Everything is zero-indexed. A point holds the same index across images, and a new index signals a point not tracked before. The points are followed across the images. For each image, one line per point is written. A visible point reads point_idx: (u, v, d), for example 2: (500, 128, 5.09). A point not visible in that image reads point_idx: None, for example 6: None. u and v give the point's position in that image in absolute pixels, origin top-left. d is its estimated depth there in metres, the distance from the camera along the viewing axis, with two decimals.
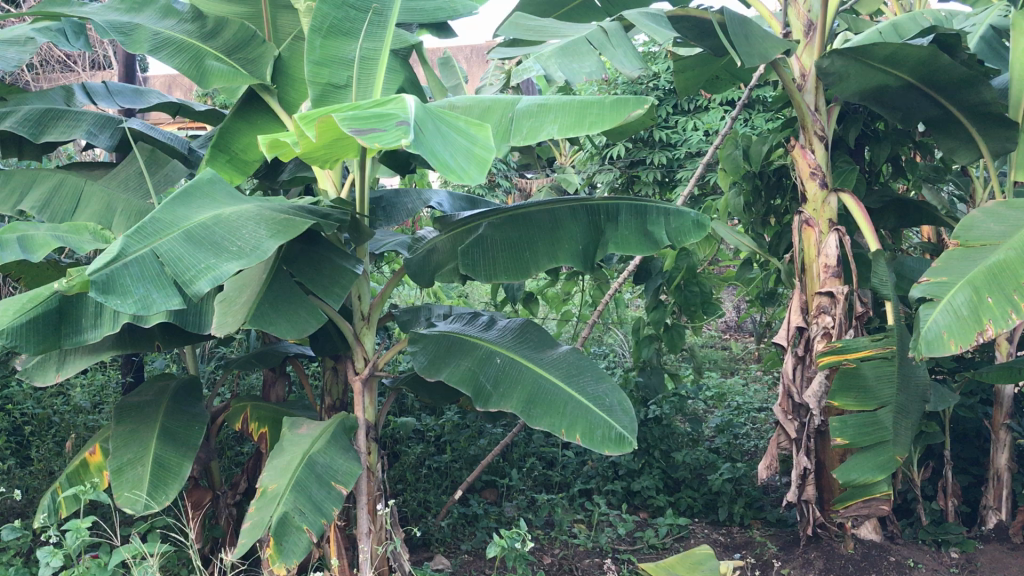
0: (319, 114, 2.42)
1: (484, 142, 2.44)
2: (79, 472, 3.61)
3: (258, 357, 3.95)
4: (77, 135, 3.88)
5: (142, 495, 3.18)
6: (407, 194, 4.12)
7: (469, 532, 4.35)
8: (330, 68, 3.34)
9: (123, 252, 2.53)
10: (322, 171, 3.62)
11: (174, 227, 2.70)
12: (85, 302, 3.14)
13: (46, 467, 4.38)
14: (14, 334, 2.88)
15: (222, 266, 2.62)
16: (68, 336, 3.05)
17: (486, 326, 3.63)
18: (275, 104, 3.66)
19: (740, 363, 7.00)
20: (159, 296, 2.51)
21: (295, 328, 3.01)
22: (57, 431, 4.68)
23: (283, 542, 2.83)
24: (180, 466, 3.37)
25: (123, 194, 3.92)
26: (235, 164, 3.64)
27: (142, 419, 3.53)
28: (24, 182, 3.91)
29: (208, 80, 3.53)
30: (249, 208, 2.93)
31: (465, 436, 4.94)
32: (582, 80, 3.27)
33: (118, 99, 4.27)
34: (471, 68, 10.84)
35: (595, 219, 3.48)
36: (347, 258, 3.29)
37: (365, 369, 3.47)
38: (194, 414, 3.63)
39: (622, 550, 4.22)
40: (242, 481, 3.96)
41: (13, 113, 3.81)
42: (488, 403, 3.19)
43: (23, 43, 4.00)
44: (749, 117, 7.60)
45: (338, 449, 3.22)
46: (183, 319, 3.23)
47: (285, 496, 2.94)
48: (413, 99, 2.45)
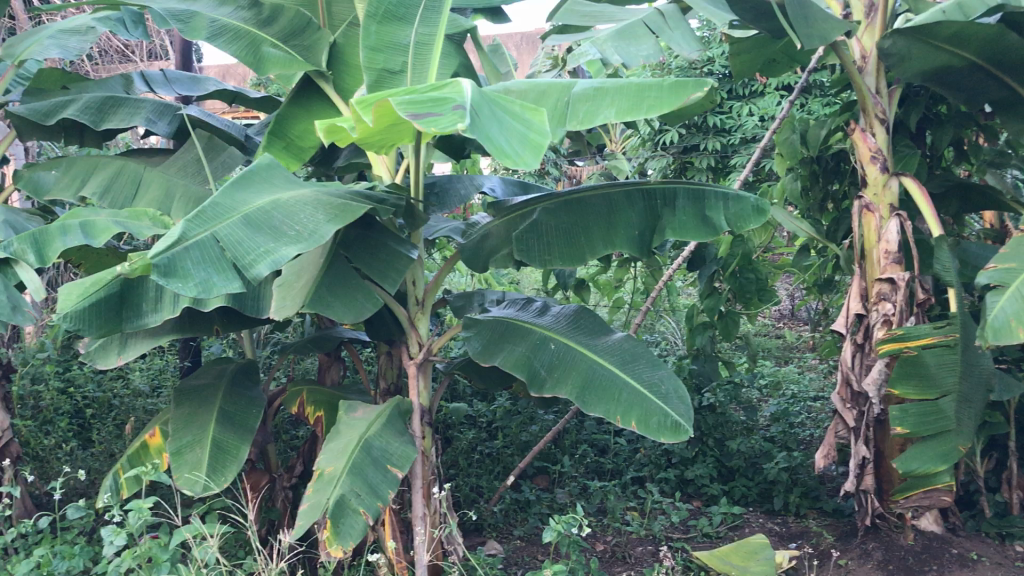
0: (376, 98, 2.43)
1: (540, 126, 2.44)
2: (139, 454, 3.67)
3: (314, 342, 3.98)
4: (136, 123, 3.94)
5: (201, 477, 3.23)
6: (459, 179, 4.12)
7: (521, 517, 4.37)
8: (384, 54, 3.36)
9: (186, 235, 2.56)
10: (377, 156, 3.63)
11: (234, 212, 2.73)
12: (146, 287, 3.21)
13: (107, 450, 4.53)
14: (77, 319, 2.98)
15: (282, 250, 2.66)
16: (129, 319, 3.14)
17: (540, 311, 3.62)
18: (330, 89, 3.69)
19: (795, 352, 6.88)
20: (220, 280, 2.55)
21: (352, 311, 3.04)
22: (117, 414, 4.83)
23: (340, 525, 2.89)
24: (238, 449, 3.41)
25: (182, 180, 3.98)
26: (291, 151, 3.67)
27: (201, 401, 3.59)
28: (85, 168, 3.98)
29: (265, 68, 3.57)
30: (306, 193, 2.95)
31: (517, 422, 4.91)
32: (639, 63, 3.24)
33: (176, 87, 4.36)
34: (521, 55, 10.75)
35: (652, 204, 3.42)
36: (402, 242, 3.30)
37: (419, 354, 3.48)
38: (252, 397, 3.68)
39: (677, 538, 4.18)
40: (298, 464, 4.02)
41: (75, 100, 3.93)
42: (542, 389, 3.18)
43: (84, 33, 4.21)
44: (805, 101, 7.40)
45: (395, 433, 3.26)
46: (241, 304, 3.26)
47: (342, 478, 3.00)
48: (470, 82, 2.44)
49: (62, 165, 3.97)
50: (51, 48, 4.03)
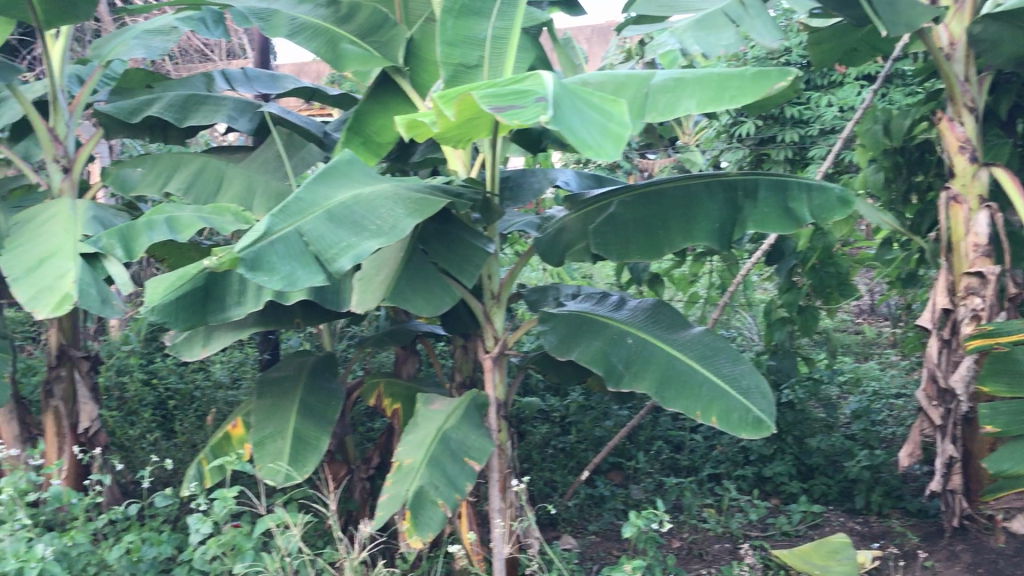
0: (458, 92, 2.44)
1: (620, 119, 2.43)
2: (222, 444, 3.76)
3: (390, 336, 4.03)
4: (218, 120, 4.05)
5: (283, 467, 3.31)
6: (533, 173, 4.11)
7: (596, 512, 4.36)
8: (461, 49, 3.38)
9: (270, 230, 2.65)
10: (452, 151, 3.64)
11: (316, 206, 2.79)
12: (230, 281, 3.29)
13: (189, 440, 4.65)
14: (164, 311, 3.07)
15: (363, 244, 2.73)
16: (214, 312, 3.22)
17: (616, 306, 3.59)
18: (407, 84, 3.70)
19: (875, 348, 6.71)
20: (304, 274, 2.63)
21: (430, 305, 3.07)
22: (199, 406, 4.95)
23: (419, 515, 2.98)
24: (318, 439, 3.47)
25: (263, 177, 4.06)
26: (369, 147, 3.74)
27: (282, 393, 3.66)
28: (169, 166, 4.07)
29: (344, 65, 3.64)
30: (386, 187, 2.99)
31: (591, 417, 4.89)
32: (718, 53, 3.20)
33: (256, 86, 4.43)
34: (592, 47, 10.68)
35: (732, 195, 3.38)
36: (478, 236, 3.29)
37: (495, 348, 3.48)
38: (331, 389, 3.74)
39: (755, 536, 4.12)
40: (376, 455, 4.06)
41: (159, 99, 4.05)
42: (620, 383, 3.15)
43: (167, 33, 4.32)
44: (887, 89, 7.20)
45: (472, 426, 3.28)
46: (322, 297, 3.31)
47: (420, 470, 3.06)
48: (550, 74, 2.43)
49: (148, 162, 4.08)
50: (136, 48, 4.17)
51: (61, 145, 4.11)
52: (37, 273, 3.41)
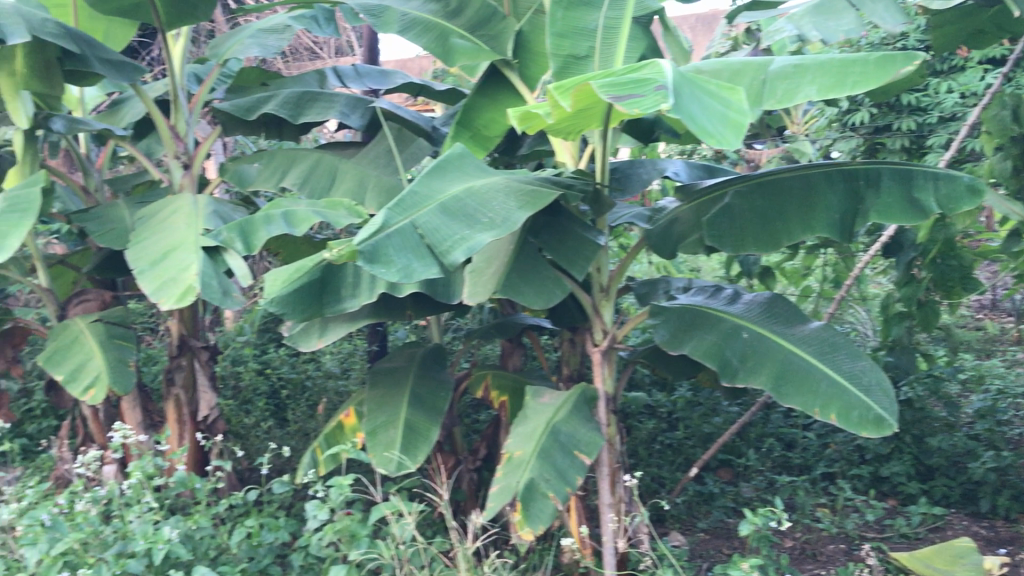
0: (574, 83, 2.45)
1: (739, 106, 2.38)
2: (335, 433, 3.83)
3: (497, 328, 4.04)
4: (330, 116, 4.14)
5: (395, 456, 3.38)
6: (641, 164, 4.06)
7: (705, 510, 4.31)
8: (571, 39, 3.37)
9: (387, 223, 2.69)
10: (560, 143, 3.63)
11: (430, 200, 2.82)
12: (345, 273, 3.40)
13: (301, 429, 4.77)
14: (282, 303, 3.20)
15: (477, 237, 2.75)
16: (330, 303, 3.33)
17: (730, 299, 3.52)
18: (516, 77, 3.70)
19: (999, 345, 6.41)
20: (419, 266, 2.66)
21: (542, 297, 3.09)
22: (310, 395, 5.07)
23: (530, 508, 2.99)
24: (428, 430, 3.53)
25: (374, 172, 4.14)
26: (478, 141, 3.75)
27: (393, 384, 3.72)
28: (284, 162, 4.18)
29: (454, 59, 3.66)
30: (498, 180, 3.01)
31: (699, 413, 4.82)
32: (839, 39, 3.14)
33: (367, 82, 4.51)
34: (696, 36, 10.50)
35: (853, 185, 3.27)
36: (588, 229, 3.28)
37: (605, 342, 3.44)
38: (441, 380, 3.78)
39: (872, 537, 3.99)
40: (483, 447, 4.14)
41: (274, 96, 4.15)
42: (735, 378, 3.09)
43: (281, 31, 4.44)
44: (1013, 73, 6.85)
45: (582, 419, 3.27)
46: (432, 289, 3.34)
47: (531, 462, 3.08)
48: (668, 62, 2.40)
49: (265, 158, 4.20)
50: (252, 47, 4.29)
51: (182, 142, 4.27)
52: (162, 264, 3.55)
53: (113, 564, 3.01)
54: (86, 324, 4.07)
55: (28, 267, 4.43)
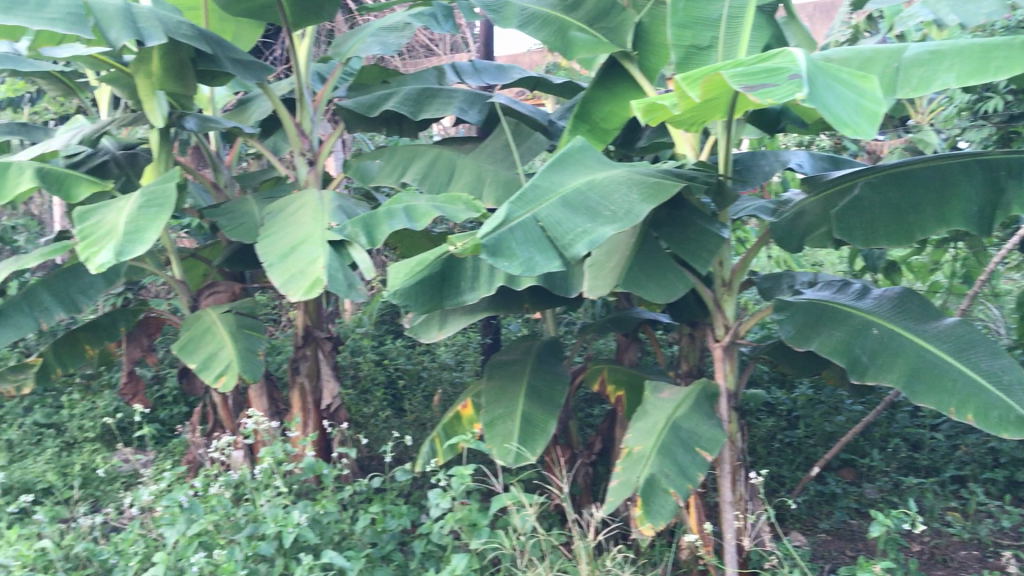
0: (703, 73, 2.44)
1: (875, 94, 2.31)
2: (453, 424, 3.89)
3: (614, 322, 4.03)
4: (449, 112, 4.19)
5: (513, 447, 3.41)
6: (763, 155, 3.98)
7: (826, 510, 4.23)
8: (693, 30, 3.32)
9: (509, 217, 2.72)
10: (680, 135, 3.59)
11: (552, 193, 2.83)
12: (465, 267, 3.45)
13: (417, 419, 4.86)
14: (405, 296, 3.32)
15: (599, 230, 2.74)
16: (450, 296, 3.39)
17: (859, 294, 3.42)
18: (635, 70, 3.68)
19: None
20: (542, 259, 2.67)
21: (665, 292, 3.07)
22: (425, 386, 5.16)
23: (651, 503, 2.97)
24: (546, 422, 3.54)
25: (492, 166, 4.17)
26: (595, 133, 3.77)
27: (511, 376, 3.76)
28: (405, 157, 4.27)
29: (572, 52, 3.70)
30: (620, 172, 2.99)
31: (820, 411, 4.68)
32: (979, 22, 2.96)
33: (484, 77, 4.61)
34: (815, 25, 10.20)
35: (993, 175, 3.12)
36: (711, 221, 3.24)
37: (726, 337, 3.40)
38: (558, 373, 3.79)
39: (1007, 545, 3.81)
40: (598, 442, 4.10)
41: (395, 93, 4.26)
42: (864, 376, 3.01)
43: (400, 29, 4.53)
44: None
45: (704, 415, 3.24)
46: (551, 282, 3.38)
47: (652, 458, 3.07)
48: (801, 50, 2.36)
49: (386, 154, 4.30)
50: (373, 45, 4.42)
51: (307, 139, 4.41)
52: (290, 258, 3.66)
53: (246, 546, 3.14)
54: (217, 315, 4.25)
55: (164, 260, 4.65)
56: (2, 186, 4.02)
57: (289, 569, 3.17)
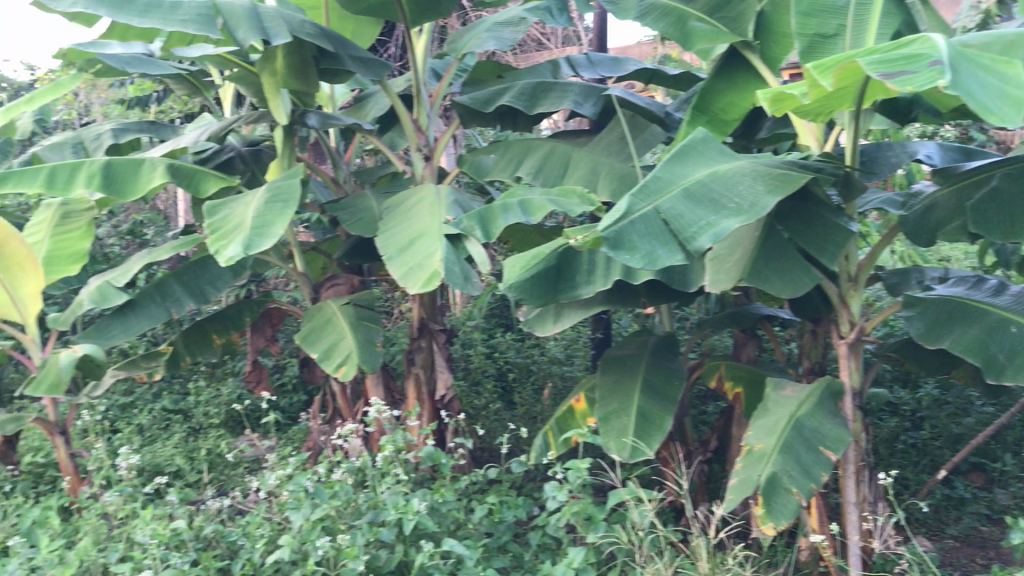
0: (837, 61, 2.39)
1: (1021, 80, 2.20)
2: (566, 417, 3.88)
3: (731, 318, 3.95)
4: (565, 105, 4.20)
5: (629, 442, 3.40)
6: (891, 146, 3.84)
7: (954, 516, 4.08)
8: (819, 18, 3.23)
9: (630, 210, 2.71)
10: (803, 126, 3.51)
11: (674, 185, 2.81)
12: (581, 260, 3.44)
13: (528, 412, 4.88)
14: (518, 290, 3.32)
15: (723, 223, 2.69)
16: (565, 290, 3.40)
17: (994, 291, 3.29)
18: (757, 60, 3.61)
19: None
20: (663, 252, 2.65)
21: (790, 285, 3.02)
22: (535, 379, 5.18)
23: (772, 502, 2.91)
24: (662, 418, 3.51)
25: (607, 160, 4.14)
26: (715, 124, 3.71)
27: (626, 371, 3.74)
28: (520, 151, 4.28)
29: (692, 43, 3.63)
30: (745, 164, 2.94)
31: (947, 413, 4.49)
32: None
33: (600, 70, 4.61)
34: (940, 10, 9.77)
35: None
36: (839, 214, 3.17)
37: (851, 334, 3.30)
38: (674, 369, 3.75)
39: None
40: (713, 439, 4.07)
41: (511, 87, 4.29)
42: (1000, 376, 2.87)
43: (517, 24, 4.53)
44: None
45: (828, 413, 3.15)
46: (669, 277, 3.38)
47: (773, 456, 3.01)
48: (941, 36, 2.28)
49: (500, 149, 4.31)
50: (489, 41, 4.44)
51: (423, 135, 4.47)
52: (408, 251, 3.73)
53: (367, 532, 3.22)
54: (337, 307, 4.35)
55: (286, 253, 4.79)
56: (136, 182, 4.20)
57: (409, 556, 3.23)
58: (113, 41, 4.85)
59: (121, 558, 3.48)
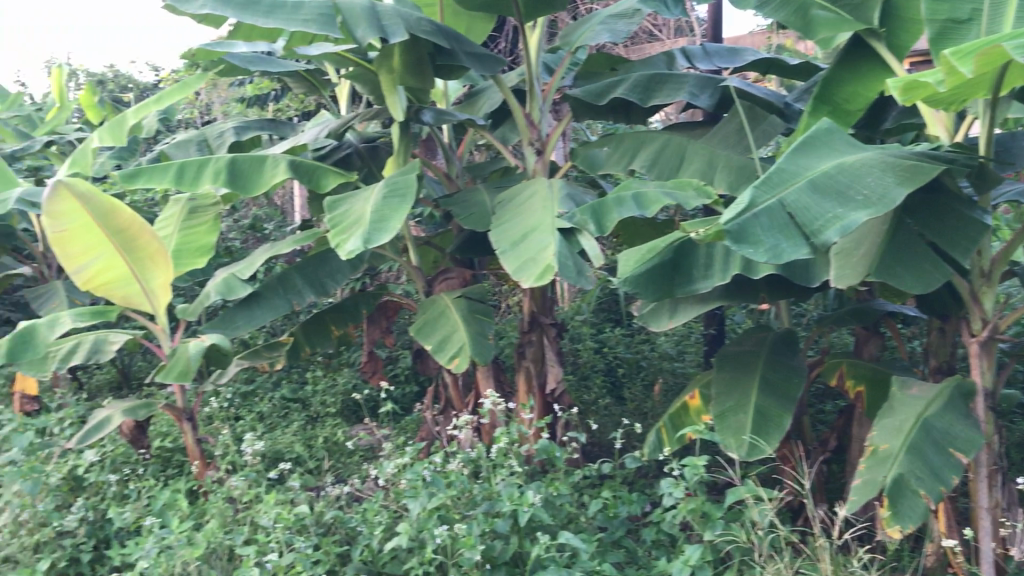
0: (976, 45, 2.34)
1: None
2: (680, 414, 3.85)
3: (853, 314, 3.84)
4: (680, 97, 4.15)
5: (747, 439, 3.34)
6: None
7: None
8: (951, 3, 3.11)
9: (754, 202, 2.67)
10: (933, 115, 3.37)
11: (799, 177, 2.75)
12: (698, 254, 3.41)
13: (638, 408, 4.85)
14: (634, 284, 3.32)
15: (851, 216, 2.63)
16: (682, 284, 3.36)
17: None
18: (883, 47, 3.47)
19: None
20: (788, 246, 2.59)
21: (922, 282, 2.93)
22: (646, 375, 5.14)
23: (899, 505, 2.81)
24: (780, 416, 3.44)
25: (724, 152, 4.09)
26: (838, 115, 3.60)
27: (744, 367, 3.68)
28: (634, 144, 4.24)
29: (814, 31, 3.56)
30: (873, 155, 2.85)
31: None
32: None
33: (716, 61, 4.54)
34: None
35: None
36: (973, 207, 3.04)
37: (984, 332, 3.17)
38: (794, 366, 3.66)
39: None
40: (833, 439, 3.98)
41: (625, 79, 4.26)
42: None
43: (631, 16, 4.54)
44: None
45: (959, 414, 3.03)
46: (791, 271, 3.31)
47: (900, 457, 2.91)
48: None
49: (613, 143, 4.28)
50: (603, 33, 4.46)
51: (536, 129, 4.49)
52: (521, 245, 3.74)
53: (482, 522, 3.26)
54: (451, 300, 4.40)
55: (400, 247, 4.88)
56: (260, 176, 4.35)
57: (524, 547, 3.25)
58: (238, 42, 5.03)
59: (247, 540, 3.61)
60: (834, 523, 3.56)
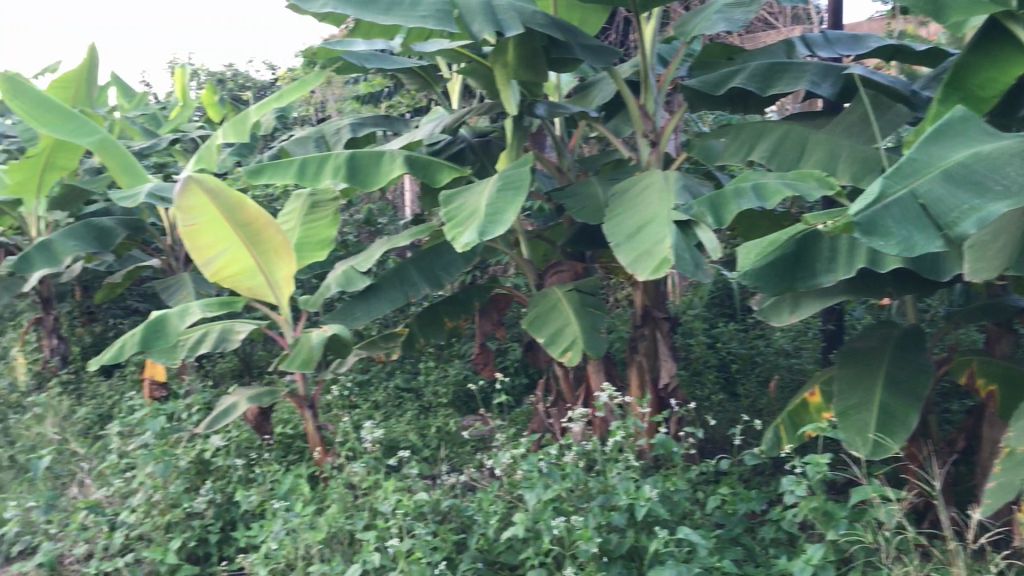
0: None
1: None
2: (799, 411, 3.76)
3: (984, 310, 3.69)
4: (801, 86, 4.05)
5: (872, 440, 3.25)
6: None
7: None
8: None
9: (885, 193, 2.58)
10: None
11: (932, 166, 2.65)
12: (821, 246, 3.32)
13: (753, 404, 4.77)
14: (754, 278, 3.26)
15: (989, 208, 2.52)
16: (803, 278, 3.28)
17: None
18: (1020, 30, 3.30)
19: None
20: (921, 239, 2.50)
21: None
22: (760, 371, 5.05)
23: None
24: (907, 416, 3.34)
25: (847, 142, 3.97)
26: (971, 103, 3.45)
27: (867, 364, 3.57)
28: (753, 135, 4.16)
29: (947, 16, 3.39)
30: (1012, 143, 2.72)
31: None
32: None
33: (838, 48, 4.40)
34: None
35: None
36: None
37: None
38: (922, 364, 3.53)
39: None
40: (961, 439, 3.83)
41: (743, 69, 4.18)
42: None
43: (748, 4, 4.45)
44: None
45: None
46: (918, 263, 3.19)
47: None
48: None
49: (731, 133, 4.21)
50: (719, 22, 4.38)
51: (650, 120, 4.44)
52: (637, 238, 3.72)
53: (599, 515, 3.26)
54: (563, 293, 4.41)
55: (513, 240, 4.91)
56: (378, 171, 4.43)
57: (640, 541, 3.24)
58: (356, 40, 5.14)
59: (367, 526, 3.71)
60: (965, 526, 3.42)
